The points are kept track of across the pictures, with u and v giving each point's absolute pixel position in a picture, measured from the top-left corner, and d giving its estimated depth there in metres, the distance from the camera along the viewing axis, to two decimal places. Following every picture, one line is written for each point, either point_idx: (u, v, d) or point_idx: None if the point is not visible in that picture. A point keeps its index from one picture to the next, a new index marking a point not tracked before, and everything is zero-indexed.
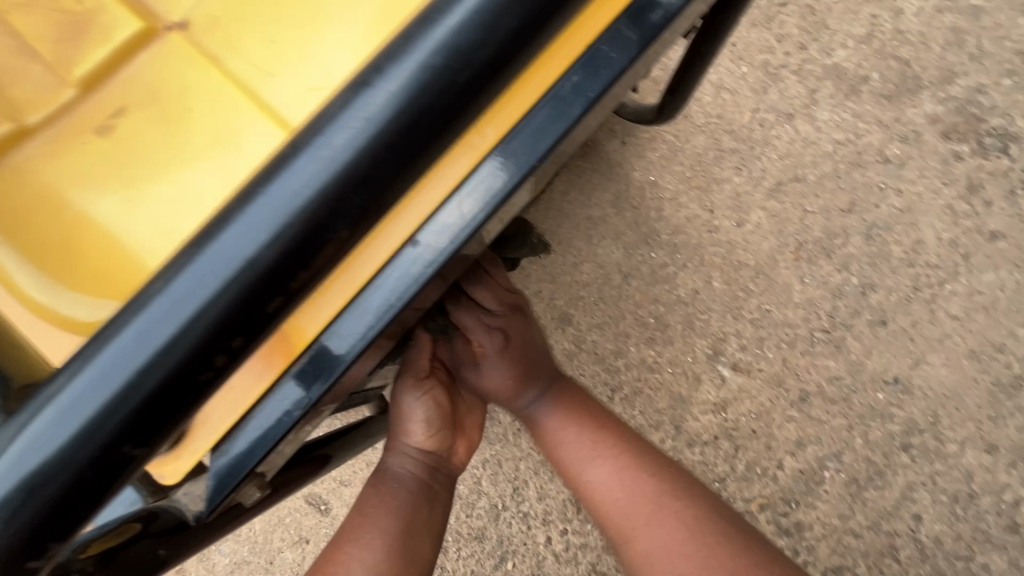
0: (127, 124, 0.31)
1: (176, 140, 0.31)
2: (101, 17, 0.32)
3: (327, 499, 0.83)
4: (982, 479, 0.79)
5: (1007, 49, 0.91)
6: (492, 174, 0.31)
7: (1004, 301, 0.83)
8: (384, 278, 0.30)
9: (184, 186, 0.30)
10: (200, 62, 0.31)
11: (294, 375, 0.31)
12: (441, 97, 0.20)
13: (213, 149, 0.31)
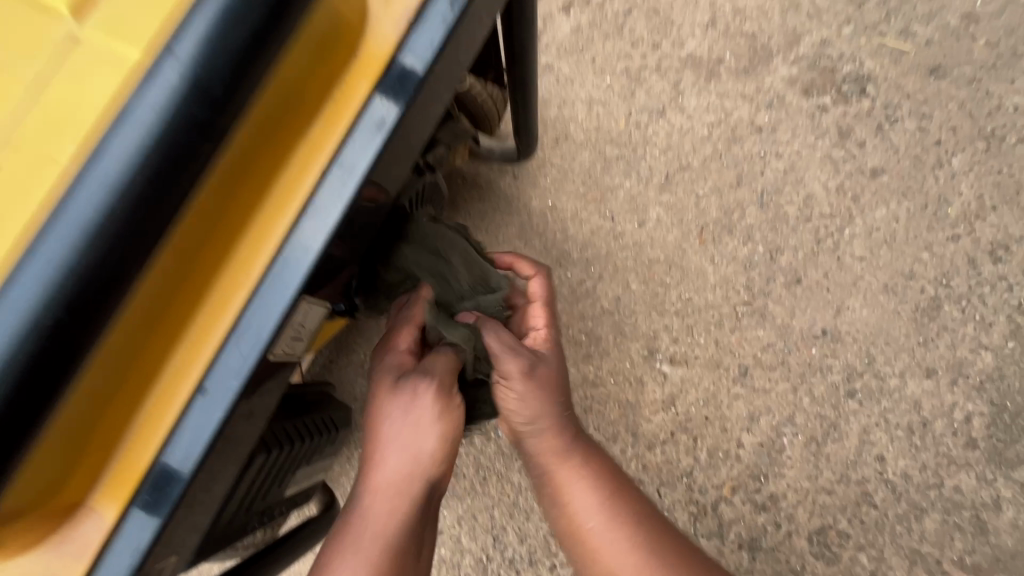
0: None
1: None
2: None
3: None
4: (930, 405, 0.81)
5: (839, 0, 0.96)
6: (272, 287, 0.34)
7: (902, 230, 0.87)
8: (185, 422, 0.34)
9: None
10: None
11: (134, 517, 0.33)
12: (95, 261, 0.28)
13: None
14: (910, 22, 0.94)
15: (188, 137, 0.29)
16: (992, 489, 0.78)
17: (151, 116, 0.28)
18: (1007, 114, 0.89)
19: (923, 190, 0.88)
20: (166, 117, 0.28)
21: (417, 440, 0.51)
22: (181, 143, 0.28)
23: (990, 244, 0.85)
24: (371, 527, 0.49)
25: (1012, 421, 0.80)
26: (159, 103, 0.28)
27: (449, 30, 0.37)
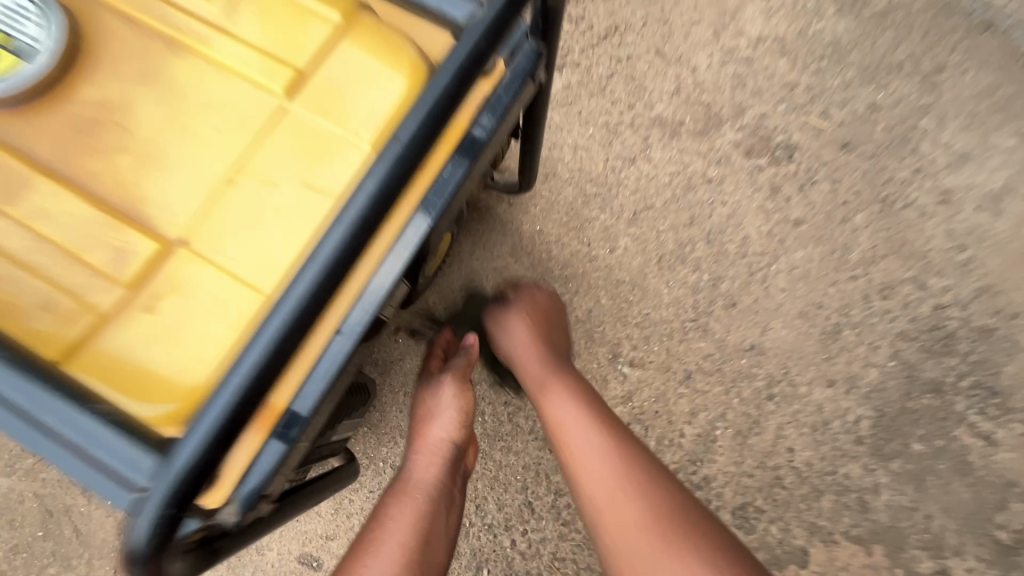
0: (162, 306, 0.45)
1: (193, 322, 0.44)
2: (118, 239, 0.45)
3: (318, 555, 0.96)
4: (830, 408, 1.02)
5: (777, 83, 1.20)
6: (388, 272, 0.50)
7: (815, 269, 1.09)
8: (323, 361, 0.48)
9: (194, 343, 0.44)
10: (200, 260, 0.45)
11: (278, 430, 0.47)
12: (337, 266, 0.41)
13: (224, 323, 0.44)
14: (829, 105, 1.19)
15: (398, 186, 0.42)
16: (873, 476, 0.99)
17: (383, 172, 0.42)
18: (897, 184, 1.14)
19: (832, 238, 1.11)
20: (391, 172, 0.42)
21: (447, 416, 0.77)
22: (393, 189, 0.42)
23: (880, 284, 1.08)
24: (416, 479, 0.72)
25: (890, 423, 1.02)
26: (388, 165, 0.42)
27: (502, 113, 0.54)
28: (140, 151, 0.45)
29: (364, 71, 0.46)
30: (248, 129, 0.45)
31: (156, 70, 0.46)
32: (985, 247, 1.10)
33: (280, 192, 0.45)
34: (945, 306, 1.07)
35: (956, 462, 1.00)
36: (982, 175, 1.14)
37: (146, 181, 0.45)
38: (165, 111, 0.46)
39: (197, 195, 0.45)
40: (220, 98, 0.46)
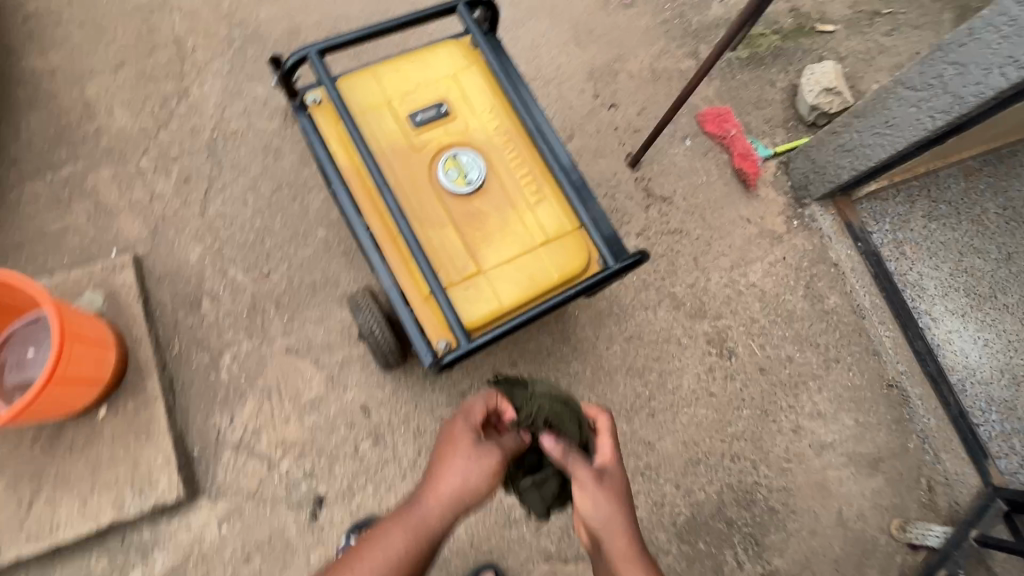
0: (468, 285, 1.10)
1: (475, 294, 1.10)
2: (465, 254, 1.12)
3: (371, 409, 1.63)
4: (669, 498, 1.72)
5: (747, 313, 1.94)
6: None
7: (706, 423, 1.80)
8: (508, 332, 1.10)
9: (473, 303, 1.09)
10: (487, 277, 1.11)
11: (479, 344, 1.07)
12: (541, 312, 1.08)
13: (484, 302, 1.10)
14: (767, 342, 1.92)
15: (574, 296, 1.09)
16: (669, 544, 1.69)
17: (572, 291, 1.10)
18: (777, 406, 1.86)
19: (725, 413, 1.82)
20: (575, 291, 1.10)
21: (455, 474, 1.11)
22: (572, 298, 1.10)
23: (734, 451, 1.79)
24: (417, 517, 1.09)
25: (694, 524, 1.71)
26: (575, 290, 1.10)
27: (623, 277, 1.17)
28: (484, 231, 1.14)
29: (573, 246, 1.16)
30: (525, 246, 1.14)
31: (504, 207, 1.16)
32: (800, 467, 1.81)
33: (527, 271, 1.13)
34: (760, 484, 1.77)
35: (714, 563, 1.70)
36: (823, 429, 1.86)
37: (482, 241, 1.13)
38: (501, 222, 1.15)
39: (498, 256, 1.13)
40: (521, 228, 1.15)
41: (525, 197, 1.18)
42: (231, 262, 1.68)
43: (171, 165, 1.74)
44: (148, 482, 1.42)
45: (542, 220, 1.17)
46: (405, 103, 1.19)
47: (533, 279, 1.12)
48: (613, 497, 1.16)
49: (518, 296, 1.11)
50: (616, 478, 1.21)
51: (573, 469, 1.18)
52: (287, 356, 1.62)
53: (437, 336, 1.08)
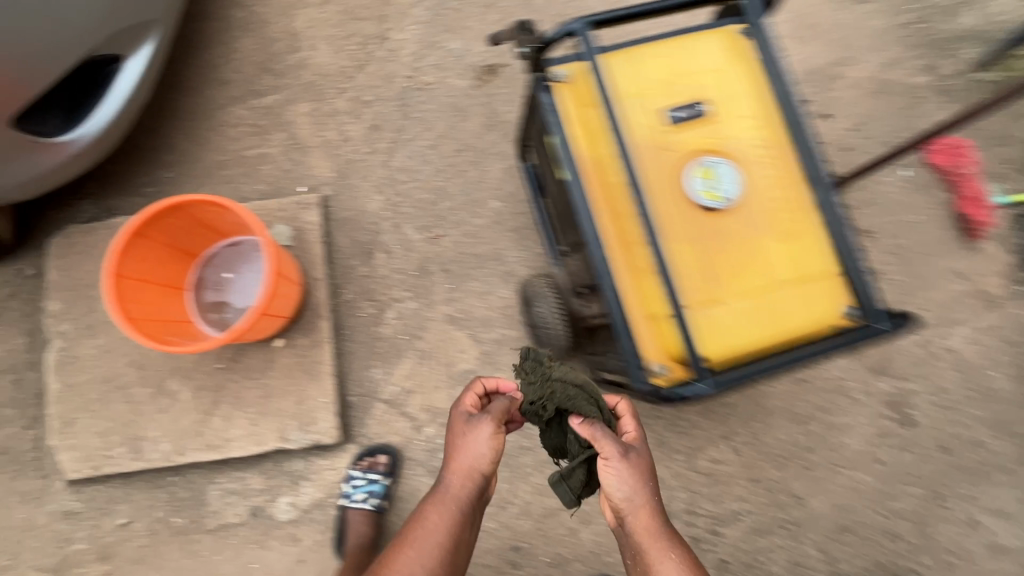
0: (703, 319, 1.00)
1: (709, 331, 0.99)
2: (706, 285, 1.00)
3: (518, 395, 1.60)
4: (807, 559, 1.58)
5: (940, 381, 1.69)
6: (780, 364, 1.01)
7: (866, 491, 1.62)
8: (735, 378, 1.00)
9: (705, 340, 0.99)
10: (725, 314, 1.00)
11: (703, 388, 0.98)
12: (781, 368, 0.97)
13: (717, 341, 0.99)
14: (957, 419, 1.67)
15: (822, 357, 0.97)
16: None
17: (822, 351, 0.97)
18: (953, 493, 1.63)
19: (890, 486, 1.63)
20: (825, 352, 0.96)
21: (470, 453, 1.10)
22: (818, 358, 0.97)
23: (892, 529, 1.60)
24: (447, 495, 1.11)
25: None
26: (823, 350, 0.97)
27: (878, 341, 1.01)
28: (730, 261, 1.01)
29: (825, 296, 1.01)
30: (772, 287, 1.01)
31: (755, 237, 1.02)
32: (966, 565, 1.60)
33: (768, 316, 1.00)
34: (914, 571, 1.59)
35: None
36: (1003, 531, 1.62)
37: (726, 273, 1.01)
38: (750, 255, 1.02)
39: (740, 293, 1.00)
40: (771, 266, 1.01)
41: (782, 229, 1.03)
42: (406, 219, 1.66)
43: (364, 110, 1.73)
44: (310, 419, 1.48)
45: (797, 259, 1.02)
46: (668, 91, 1.06)
47: (775, 326, 1.00)
48: (637, 476, 1.01)
49: (758, 333, 0.99)
50: (642, 456, 1.05)
51: (606, 457, 1.00)
52: (446, 325, 1.61)
53: (657, 359, 1.01)
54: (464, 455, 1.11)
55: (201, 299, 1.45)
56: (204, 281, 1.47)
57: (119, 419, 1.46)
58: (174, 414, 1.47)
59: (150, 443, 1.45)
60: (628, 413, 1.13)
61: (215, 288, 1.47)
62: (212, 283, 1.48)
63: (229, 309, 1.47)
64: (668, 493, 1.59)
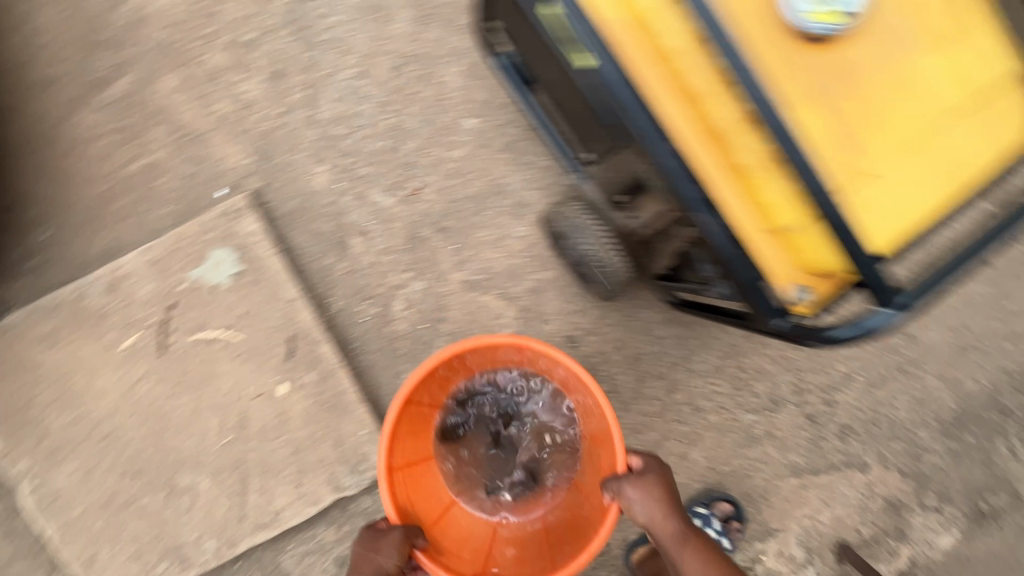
0: (853, 214, 0.67)
1: (869, 227, 0.67)
2: (845, 162, 0.67)
3: (578, 340, 1.35)
4: (931, 394, 1.44)
5: None
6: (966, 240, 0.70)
7: (978, 302, 1.44)
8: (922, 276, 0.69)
9: (868, 236, 0.67)
10: (878, 191, 0.67)
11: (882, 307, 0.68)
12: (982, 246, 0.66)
13: (879, 237, 0.67)
14: None
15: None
16: (934, 443, 1.45)
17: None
18: None
19: (1002, 288, 1.44)
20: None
21: (389, 552, 0.86)
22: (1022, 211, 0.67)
23: (1013, 331, 1.44)
24: None
25: (963, 418, 1.45)
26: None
27: None
28: (865, 115, 0.67)
29: (998, 117, 0.69)
30: (926, 127, 0.68)
31: (894, 64, 0.67)
32: None
33: (934, 176, 0.68)
34: None
35: (985, 456, 1.46)
36: None
37: (865, 132, 0.67)
38: (888, 93, 0.67)
39: (894, 155, 0.67)
40: (919, 101, 0.68)
41: (921, 44, 0.67)
42: (369, 183, 1.27)
43: (251, 57, 1.25)
44: (360, 458, 1.23)
45: (947, 75, 0.68)
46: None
47: (945, 185, 0.68)
48: (665, 498, 0.88)
49: (932, 203, 0.68)
50: (651, 478, 0.88)
51: (628, 507, 0.87)
52: (467, 293, 1.30)
53: (792, 283, 0.72)
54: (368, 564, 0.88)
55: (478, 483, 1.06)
56: (476, 448, 1.09)
57: (144, 537, 1.21)
58: (203, 508, 1.22)
59: (192, 548, 1.21)
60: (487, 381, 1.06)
61: (479, 460, 1.09)
62: (502, 450, 1.11)
63: (501, 478, 1.08)
64: (772, 381, 1.41)
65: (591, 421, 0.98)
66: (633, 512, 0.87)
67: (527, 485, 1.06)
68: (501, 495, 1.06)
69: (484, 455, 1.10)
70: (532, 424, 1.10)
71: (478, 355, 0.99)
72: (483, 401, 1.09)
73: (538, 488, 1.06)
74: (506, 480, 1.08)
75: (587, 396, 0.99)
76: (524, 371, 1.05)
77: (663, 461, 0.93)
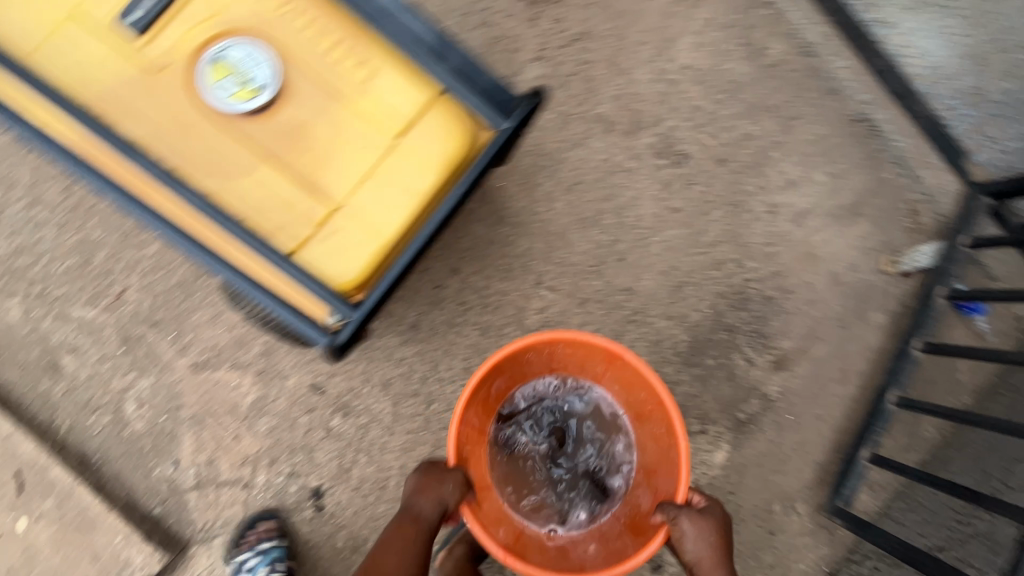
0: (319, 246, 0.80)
1: (337, 251, 0.80)
2: (296, 205, 0.79)
3: (324, 384, 1.42)
4: (663, 333, 1.61)
5: (688, 104, 1.64)
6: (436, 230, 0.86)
7: (678, 243, 1.62)
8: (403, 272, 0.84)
9: (339, 259, 0.80)
10: (336, 219, 0.80)
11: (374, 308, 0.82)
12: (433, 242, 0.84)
13: (351, 256, 0.81)
14: (718, 128, 1.66)
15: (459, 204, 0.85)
16: (679, 374, 1.62)
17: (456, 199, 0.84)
18: (746, 195, 1.67)
19: (694, 225, 1.63)
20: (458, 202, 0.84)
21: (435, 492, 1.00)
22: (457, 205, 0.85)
23: (715, 260, 1.64)
24: (414, 519, 0.99)
25: (699, 345, 1.63)
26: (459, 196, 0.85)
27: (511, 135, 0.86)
28: (305, 161, 0.79)
29: (424, 126, 0.82)
30: (364, 155, 0.81)
31: (321, 107, 0.80)
32: (784, 246, 1.68)
33: (383, 191, 0.82)
34: (751, 279, 1.66)
35: (728, 372, 1.64)
36: (797, 198, 1.69)
37: (309, 174, 0.79)
38: (320, 137, 0.80)
39: (340, 186, 0.80)
40: (351, 134, 0.80)
41: (337, 88, 0.80)
42: (68, 302, 1.31)
43: None
44: (122, 564, 1.29)
45: (368, 107, 0.80)
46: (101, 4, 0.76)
47: (398, 195, 0.82)
48: (716, 535, 1.00)
49: (388, 213, 0.82)
50: (715, 517, 1.02)
51: (680, 539, 0.99)
52: (198, 374, 1.35)
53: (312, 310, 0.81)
54: (415, 498, 1.00)
55: (525, 484, 1.19)
56: (526, 455, 1.23)
57: None
58: None
59: None
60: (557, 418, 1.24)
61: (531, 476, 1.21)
62: (554, 458, 1.25)
63: (576, 489, 1.20)
64: None
65: (650, 410, 1.11)
66: (684, 544, 0.99)
67: (613, 476, 1.19)
68: (564, 504, 1.18)
69: (546, 474, 1.23)
70: (614, 440, 1.21)
71: (577, 353, 1.14)
72: (541, 409, 1.25)
73: (608, 497, 1.17)
74: (613, 473, 1.19)
75: (645, 394, 1.12)
76: (574, 376, 1.21)
77: (718, 501, 1.07)
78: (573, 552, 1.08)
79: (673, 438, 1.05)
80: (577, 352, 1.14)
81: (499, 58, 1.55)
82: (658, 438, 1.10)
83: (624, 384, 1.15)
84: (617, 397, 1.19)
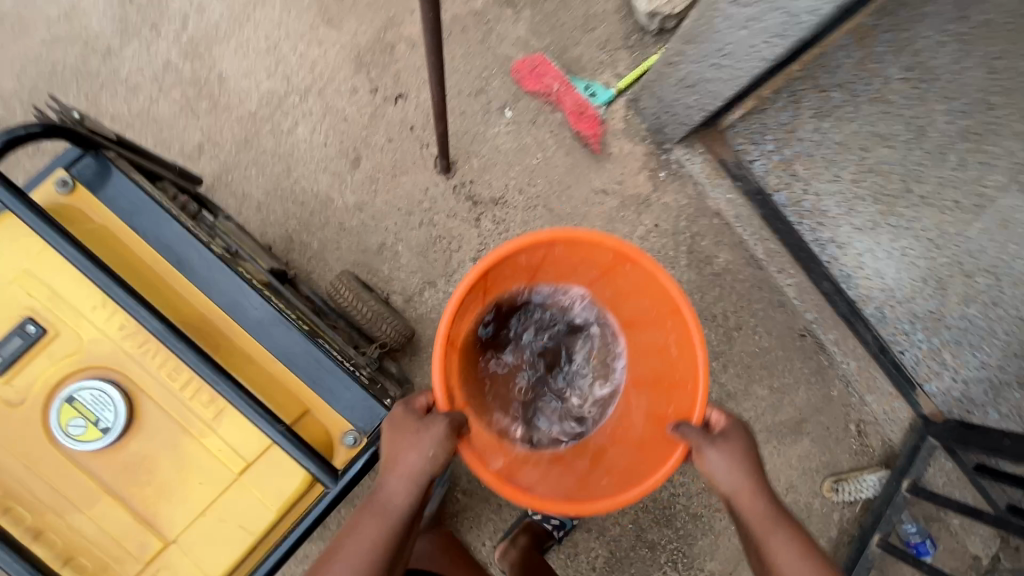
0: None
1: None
2: (135, 536, 0.82)
3: None
4: (578, 545, 1.60)
5: None
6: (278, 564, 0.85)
7: None
8: None
9: None
10: (170, 552, 0.83)
11: None
12: None
13: None
14: None
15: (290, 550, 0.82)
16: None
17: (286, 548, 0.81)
18: None
19: None
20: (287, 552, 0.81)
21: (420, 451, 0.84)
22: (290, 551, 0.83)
23: None
24: (392, 507, 0.86)
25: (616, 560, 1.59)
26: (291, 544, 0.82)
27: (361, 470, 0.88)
28: (149, 494, 0.83)
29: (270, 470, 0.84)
30: (208, 492, 0.84)
31: (172, 442, 0.83)
32: None
33: (220, 530, 0.83)
34: (678, 494, 1.61)
35: None
36: (734, 411, 1.66)
37: (152, 507, 0.82)
38: (169, 472, 0.83)
39: (179, 522, 0.83)
40: (199, 473, 0.84)
41: (193, 426, 0.84)
42: None
43: None
44: None
45: (219, 447, 0.84)
46: None
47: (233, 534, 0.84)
48: (737, 458, 0.97)
49: (223, 554, 0.83)
50: (739, 442, 0.99)
51: (700, 454, 0.95)
52: None
53: None
54: (393, 459, 0.86)
55: (510, 402, 1.14)
56: (508, 367, 1.19)
57: None
58: None
59: None
60: (545, 317, 1.20)
61: (513, 381, 1.18)
62: (546, 356, 1.23)
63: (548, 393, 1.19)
64: None
65: (662, 332, 1.06)
66: (710, 474, 0.97)
67: (596, 385, 1.19)
68: (548, 392, 1.20)
69: (524, 386, 1.19)
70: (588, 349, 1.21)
71: (567, 253, 1.06)
72: (531, 318, 1.19)
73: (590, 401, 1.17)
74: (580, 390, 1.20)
75: (645, 304, 1.11)
76: (554, 290, 1.17)
77: (743, 424, 1.03)
78: (573, 459, 1.07)
79: (688, 348, 1.00)
80: (582, 256, 1.07)
81: (437, 258, 1.58)
82: (665, 351, 1.07)
83: (613, 302, 1.15)
84: (610, 313, 1.18)
